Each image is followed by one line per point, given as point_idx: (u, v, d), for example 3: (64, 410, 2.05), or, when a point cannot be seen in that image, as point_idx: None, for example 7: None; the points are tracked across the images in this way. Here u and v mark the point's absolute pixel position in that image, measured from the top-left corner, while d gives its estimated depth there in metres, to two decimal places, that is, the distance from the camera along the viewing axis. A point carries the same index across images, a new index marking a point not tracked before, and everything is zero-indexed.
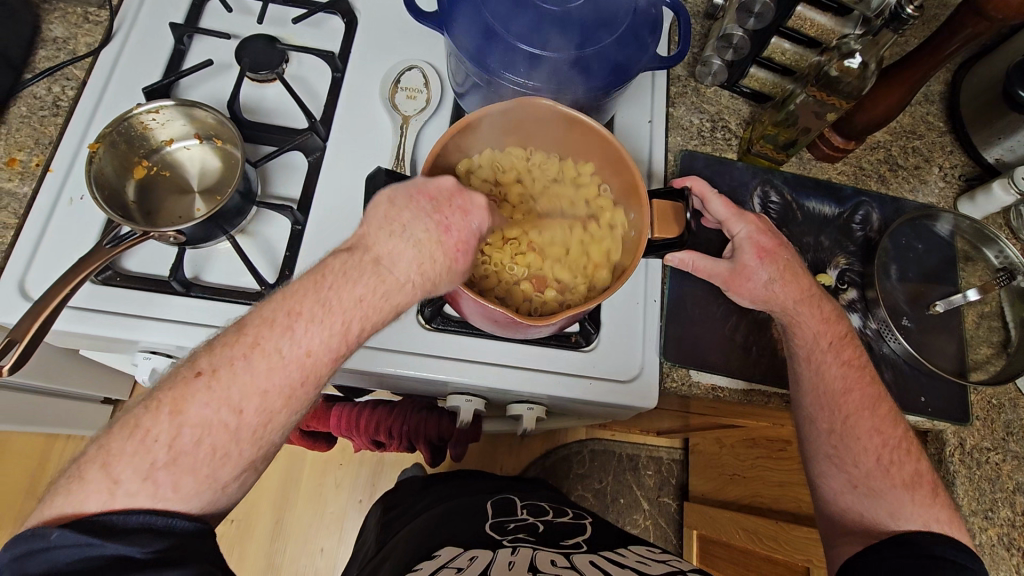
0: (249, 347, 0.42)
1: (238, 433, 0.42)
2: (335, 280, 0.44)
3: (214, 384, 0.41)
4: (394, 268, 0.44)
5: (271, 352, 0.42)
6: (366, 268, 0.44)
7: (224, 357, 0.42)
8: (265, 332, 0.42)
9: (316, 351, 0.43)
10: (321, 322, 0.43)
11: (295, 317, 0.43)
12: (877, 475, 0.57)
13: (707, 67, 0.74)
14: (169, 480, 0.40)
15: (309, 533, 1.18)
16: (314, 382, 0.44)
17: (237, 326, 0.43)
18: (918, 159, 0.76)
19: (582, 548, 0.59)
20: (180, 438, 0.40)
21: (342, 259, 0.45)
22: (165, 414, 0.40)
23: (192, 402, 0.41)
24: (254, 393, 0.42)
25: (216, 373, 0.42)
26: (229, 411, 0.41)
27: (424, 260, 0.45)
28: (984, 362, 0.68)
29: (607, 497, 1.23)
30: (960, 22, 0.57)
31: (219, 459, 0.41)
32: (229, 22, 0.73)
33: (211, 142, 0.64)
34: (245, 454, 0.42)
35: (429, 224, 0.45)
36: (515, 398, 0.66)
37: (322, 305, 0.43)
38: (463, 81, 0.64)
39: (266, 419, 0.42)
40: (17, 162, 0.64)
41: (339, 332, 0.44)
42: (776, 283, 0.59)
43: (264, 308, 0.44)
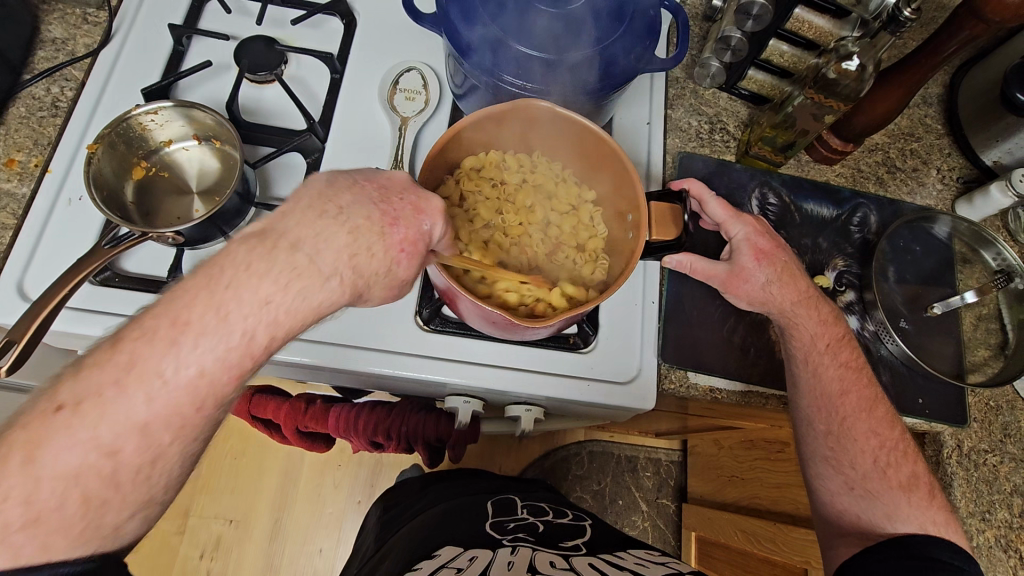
0: (123, 371, 0.36)
1: (117, 475, 0.36)
2: (235, 277, 0.37)
3: (78, 419, 0.35)
4: (318, 257, 0.39)
5: (151, 377, 0.36)
6: (281, 256, 0.38)
7: (91, 385, 0.35)
8: (141, 351, 0.36)
9: (210, 371, 0.37)
10: (214, 335, 0.37)
11: (182, 330, 0.36)
12: (873, 478, 0.58)
13: (705, 69, 0.75)
14: (29, 542, 0.34)
15: (308, 533, 1.18)
16: (212, 403, 0.38)
17: (113, 342, 0.37)
18: (916, 161, 0.77)
19: (581, 549, 0.58)
20: (39, 492, 0.34)
21: (249, 247, 0.38)
22: (19, 463, 0.34)
23: (53, 443, 0.34)
24: (131, 427, 0.36)
25: (79, 406, 0.35)
26: (101, 452, 0.35)
27: (358, 251, 0.40)
28: (981, 363, 0.68)
29: (605, 499, 1.23)
30: (957, 25, 0.57)
31: (96, 506, 0.36)
32: (227, 23, 0.73)
33: (210, 143, 0.64)
34: (132, 496, 0.37)
35: (373, 211, 0.42)
36: (513, 400, 0.66)
37: (216, 310, 0.37)
38: (462, 82, 0.64)
39: (152, 454, 0.37)
40: (15, 162, 0.64)
41: (241, 345, 0.38)
42: (774, 285, 0.59)
43: (143, 320, 0.37)
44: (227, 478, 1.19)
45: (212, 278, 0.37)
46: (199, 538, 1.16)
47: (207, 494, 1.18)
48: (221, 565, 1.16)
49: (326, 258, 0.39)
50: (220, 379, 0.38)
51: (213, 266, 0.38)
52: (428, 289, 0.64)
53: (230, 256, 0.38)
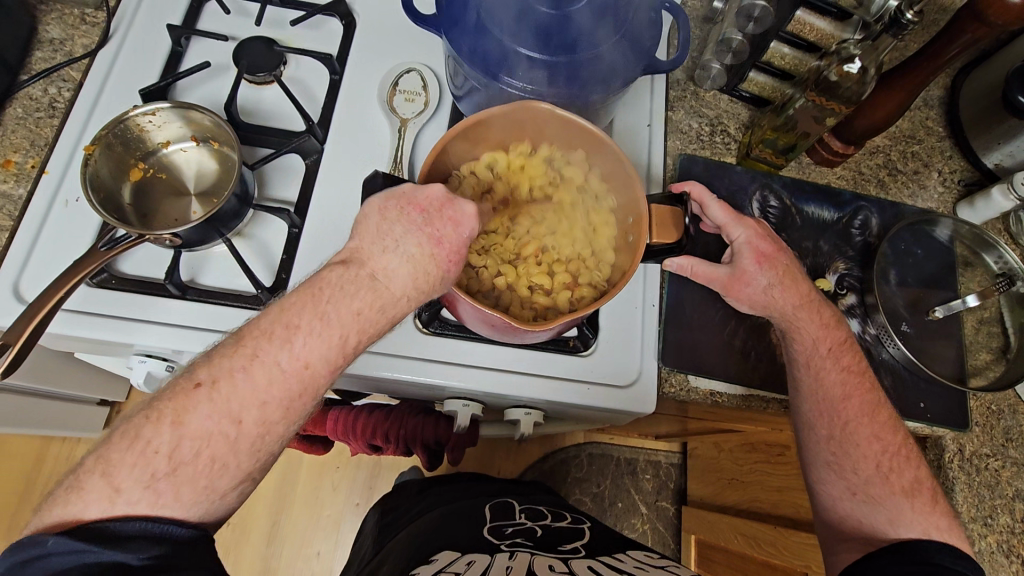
0: (248, 359, 0.42)
1: (237, 443, 0.41)
2: (333, 293, 0.44)
3: (216, 395, 0.41)
4: (389, 284, 0.45)
5: (269, 364, 0.42)
6: (362, 283, 0.45)
7: (224, 368, 0.41)
8: (263, 345, 0.42)
9: (314, 363, 0.43)
10: (320, 334, 0.43)
11: (294, 331, 0.42)
12: (876, 483, 0.57)
13: (706, 71, 0.75)
14: (169, 489, 0.39)
15: (306, 536, 1.18)
16: (311, 393, 0.43)
17: (237, 336, 0.43)
18: (918, 164, 0.76)
19: (580, 553, 0.58)
20: (180, 450, 0.39)
21: (339, 272, 0.45)
22: (166, 424, 0.40)
23: (195, 412, 0.40)
24: (253, 403, 0.41)
25: (215, 385, 0.41)
26: (230, 422, 0.40)
27: (418, 275, 0.45)
28: (983, 367, 0.67)
29: (604, 501, 1.23)
30: (960, 27, 0.57)
31: (218, 468, 0.40)
32: (227, 24, 0.72)
33: (208, 144, 0.64)
34: (244, 465, 0.41)
35: (422, 239, 0.45)
36: (512, 403, 0.66)
37: (320, 318, 0.43)
38: (462, 84, 0.64)
39: (263, 430, 0.42)
40: (12, 163, 0.64)
41: (337, 345, 0.43)
42: (776, 288, 0.58)
43: (262, 320, 0.43)
44: None
45: (317, 292, 0.44)
46: None
47: None
48: None
49: (396, 283, 0.45)
50: (320, 361, 0.43)
51: (313, 284, 0.44)
52: None
53: (327, 278, 0.45)
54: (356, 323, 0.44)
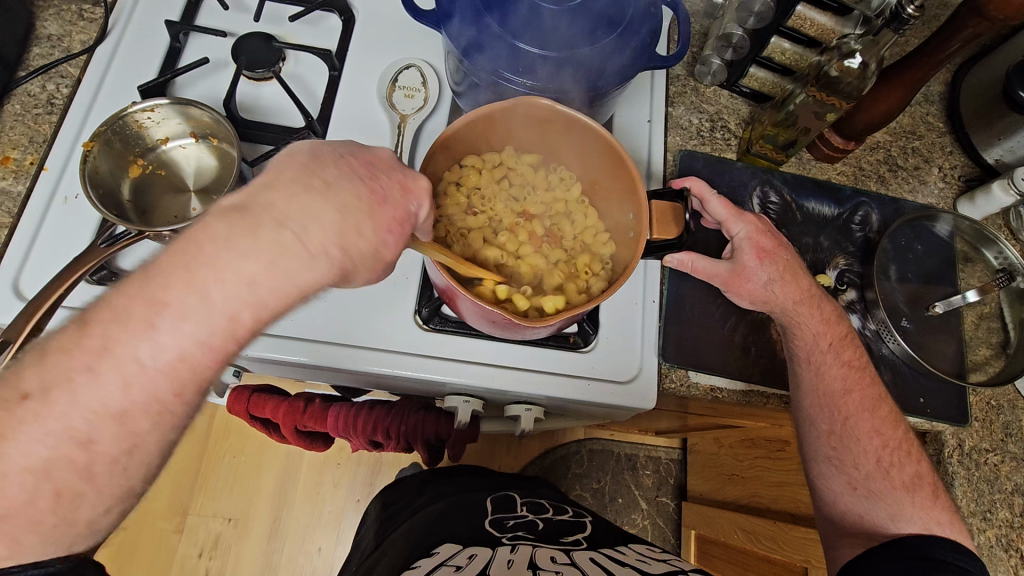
0: (96, 356, 0.34)
1: (92, 467, 0.35)
2: (215, 254, 0.35)
3: (48, 410, 0.33)
4: (304, 239, 0.36)
5: (125, 363, 0.34)
6: (267, 238, 0.36)
7: (59, 373, 0.34)
8: (115, 334, 0.34)
9: (191, 356, 0.35)
10: (197, 318, 0.35)
11: (161, 311, 0.34)
12: (876, 478, 0.57)
13: (707, 66, 0.75)
14: (8, 533, 0.34)
15: (306, 532, 1.18)
16: (193, 389, 0.37)
17: (81, 323, 0.35)
18: (918, 160, 0.76)
19: (582, 544, 0.58)
20: (10, 486, 0.33)
21: (228, 223, 0.35)
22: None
23: (18, 435, 0.33)
24: (108, 417, 0.34)
25: (48, 396, 0.33)
26: (75, 444, 0.34)
27: (346, 230, 0.38)
28: (983, 363, 0.67)
29: (604, 497, 1.23)
30: (961, 23, 0.56)
31: (70, 499, 0.35)
32: (224, 19, 0.72)
33: (207, 141, 0.63)
34: (107, 488, 0.36)
35: (359, 192, 0.39)
36: (513, 399, 0.66)
37: (203, 293, 0.35)
38: (462, 80, 0.64)
39: (128, 444, 0.35)
40: (10, 160, 0.64)
41: (222, 327, 0.36)
42: (776, 284, 0.59)
43: (111, 299, 0.35)
44: (225, 477, 1.19)
45: (194, 252, 0.35)
46: (198, 537, 1.16)
47: (205, 493, 1.18)
48: (219, 564, 1.16)
49: (313, 239, 0.37)
50: (203, 353, 0.36)
51: (190, 240, 0.35)
52: (427, 289, 0.63)
53: (208, 231, 0.35)
54: (249, 293, 0.35)
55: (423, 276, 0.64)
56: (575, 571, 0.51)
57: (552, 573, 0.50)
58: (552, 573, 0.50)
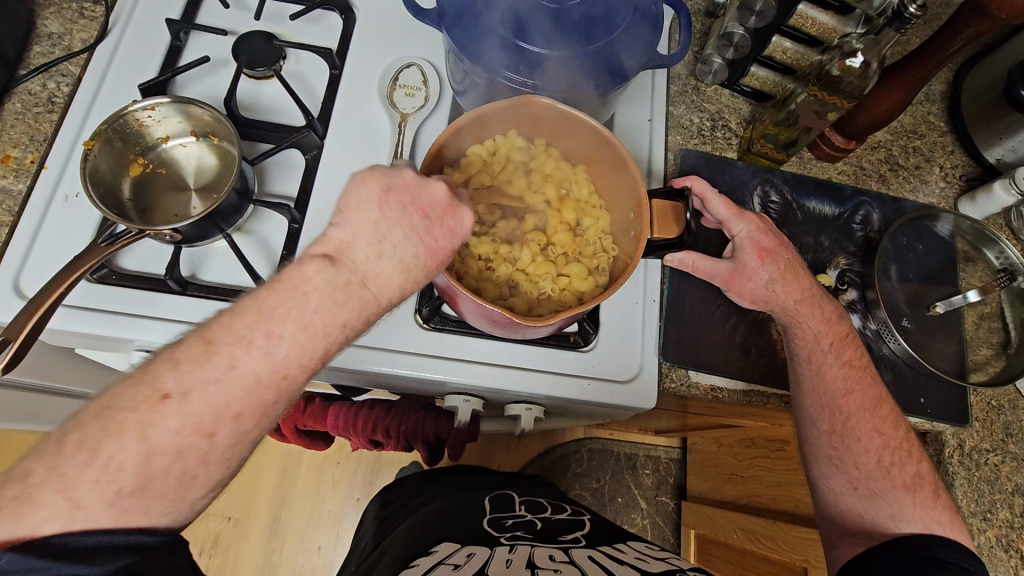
0: (224, 369, 0.39)
1: (209, 456, 0.39)
2: (320, 303, 0.42)
3: (187, 406, 0.38)
4: (379, 292, 0.45)
5: (246, 376, 0.40)
6: (352, 291, 0.44)
7: (195, 379, 0.39)
8: (239, 355, 0.40)
9: (293, 373, 0.42)
10: (304, 344, 0.42)
11: (275, 339, 0.41)
12: (877, 478, 0.57)
13: (708, 65, 0.74)
14: (137, 506, 0.37)
15: (306, 531, 1.18)
16: (285, 399, 0.42)
17: (205, 339, 0.40)
18: (919, 159, 0.76)
19: (580, 542, 0.59)
20: (150, 465, 0.37)
21: (326, 276, 0.43)
22: (130, 438, 0.37)
23: (162, 425, 0.37)
24: (228, 416, 0.39)
25: (187, 396, 0.38)
26: (201, 435, 0.39)
27: (409, 283, 0.46)
28: (983, 363, 0.67)
29: (604, 496, 1.23)
30: (963, 22, 0.56)
31: (187, 482, 0.38)
32: (225, 18, 0.72)
33: (208, 139, 0.63)
34: (213, 476, 0.40)
35: (418, 250, 0.46)
36: (513, 398, 0.66)
37: (304, 327, 0.42)
38: (462, 79, 0.64)
39: (238, 440, 0.40)
40: (11, 158, 0.63)
41: (319, 355, 0.43)
42: (777, 283, 0.59)
43: (232, 323, 0.41)
44: None
45: (302, 299, 0.42)
46: (198, 535, 1.16)
47: None
48: (219, 563, 1.16)
49: (386, 291, 0.45)
50: (300, 369, 0.42)
51: (297, 285, 0.42)
52: (428, 288, 0.63)
53: (312, 282, 0.43)
54: (341, 332, 0.44)
55: None
56: (573, 570, 0.51)
57: (550, 571, 0.50)
58: (551, 572, 0.50)
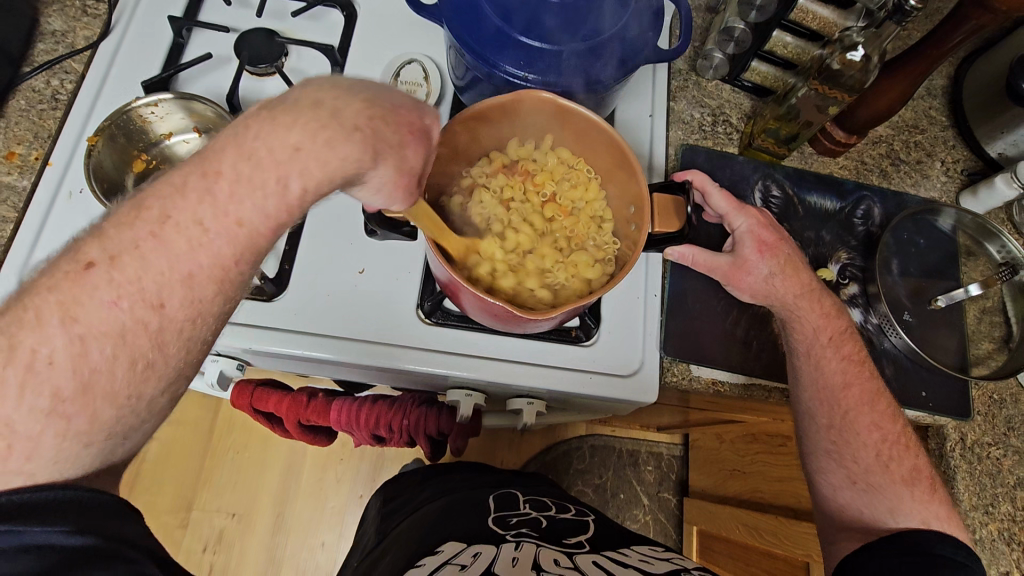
0: (157, 224, 0.37)
1: (161, 333, 0.37)
2: (264, 131, 0.38)
3: (116, 273, 0.36)
4: (337, 113, 0.38)
5: (187, 227, 0.37)
6: (301, 114, 0.38)
7: (125, 243, 0.37)
8: (175, 204, 0.37)
9: (248, 221, 0.39)
10: (250, 187, 0.38)
11: (214, 180, 0.38)
12: (876, 472, 0.57)
13: (709, 60, 0.75)
14: (82, 403, 0.35)
15: (308, 528, 1.18)
16: (249, 261, 0.40)
17: (137, 205, 0.38)
18: (921, 154, 0.76)
19: (585, 547, 0.58)
20: (87, 347, 0.35)
21: (269, 115, 0.39)
22: (54, 323, 0.35)
23: (89, 302, 0.35)
24: (175, 278, 0.37)
25: (116, 261, 0.36)
26: (147, 306, 0.36)
27: (372, 114, 0.40)
28: (984, 357, 0.67)
29: (606, 493, 1.23)
30: (964, 14, 0.56)
31: (141, 367, 0.37)
32: (227, 15, 0.72)
33: (209, 135, 0.63)
34: (173, 359, 0.38)
35: (377, 87, 0.42)
36: (515, 393, 0.66)
37: (251, 162, 0.38)
38: (463, 75, 0.64)
39: (193, 313, 0.38)
40: (15, 155, 0.64)
41: (278, 202, 0.39)
42: (776, 277, 0.59)
43: (164, 186, 0.38)
44: (228, 474, 1.19)
45: (246, 133, 0.38)
46: (201, 532, 1.16)
47: (208, 489, 1.18)
48: (222, 560, 1.16)
49: (345, 112, 0.39)
50: (259, 218, 0.39)
51: (240, 129, 0.39)
52: (430, 282, 0.64)
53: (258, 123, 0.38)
54: (295, 157, 0.38)
55: (426, 269, 0.64)
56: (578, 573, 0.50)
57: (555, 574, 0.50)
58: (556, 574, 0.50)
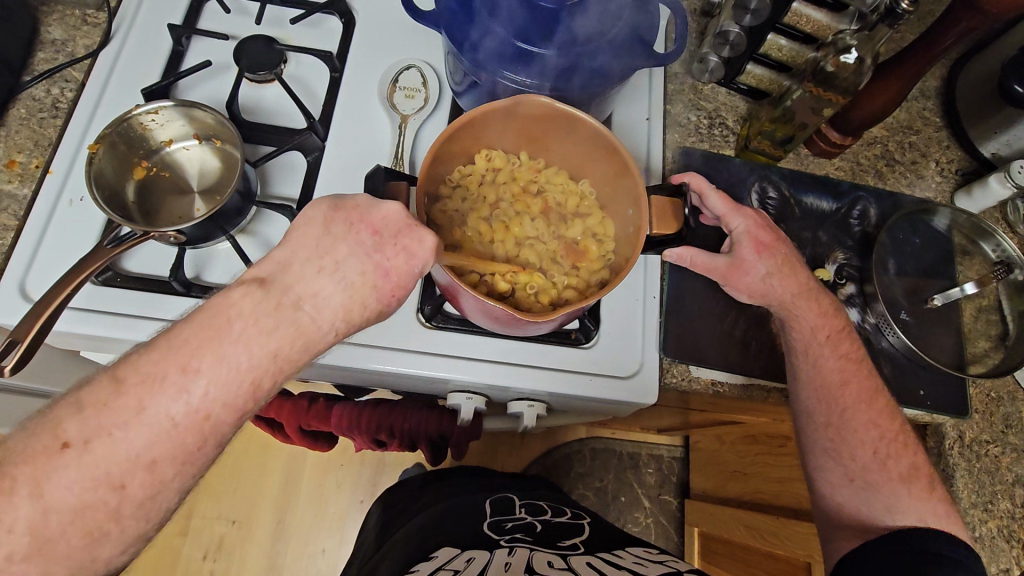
0: (133, 413, 0.38)
1: (120, 509, 0.38)
2: (245, 329, 0.40)
3: (88, 457, 0.37)
4: (318, 315, 0.43)
5: (158, 419, 0.38)
6: (284, 314, 0.42)
7: (97, 426, 0.37)
8: (148, 397, 0.38)
9: (216, 414, 0.40)
10: (224, 382, 0.40)
11: (192, 377, 0.39)
12: (873, 469, 0.58)
13: (704, 64, 0.75)
14: None
15: (308, 534, 1.18)
16: (213, 443, 0.40)
17: (114, 380, 0.38)
18: (915, 155, 0.77)
19: (579, 548, 0.59)
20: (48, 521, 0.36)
21: (253, 300, 0.41)
22: (23, 496, 0.36)
23: (58, 478, 0.36)
24: (139, 465, 0.38)
25: (88, 445, 0.37)
26: (109, 487, 0.37)
27: (351, 305, 0.44)
28: (982, 355, 0.68)
29: (607, 496, 1.24)
30: (955, 16, 0.57)
31: (98, 537, 0.37)
32: (226, 23, 0.73)
33: (211, 142, 0.64)
34: (131, 529, 0.39)
35: (367, 268, 0.44)
36: (516, 396, 0.67)
37: (221, 360, 0.40)
38: (461, 80, 0.65)
39: (155, 490, 0.39)
40: (16, 163, 0.64)
41: (247, 390, 0.41)
42: (774, 278, 0.59)
43: (142, 363, 0.39)
44: (228, 479, 1.19)
45: (224, 326, 0.40)
46: (201, 539, 1.16)
47: (209, 496, 1.18)
48: (224, 566, 1.16)
49: (325, 309, 0.43)
50: (225, 409, 0.40)
51: (220, 315, 0.40)
52: (430, 286, 0.64)
53: (236, 307, 0.41)
54: (273, 362, 0.41)
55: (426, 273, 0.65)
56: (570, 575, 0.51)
57: None
58: None
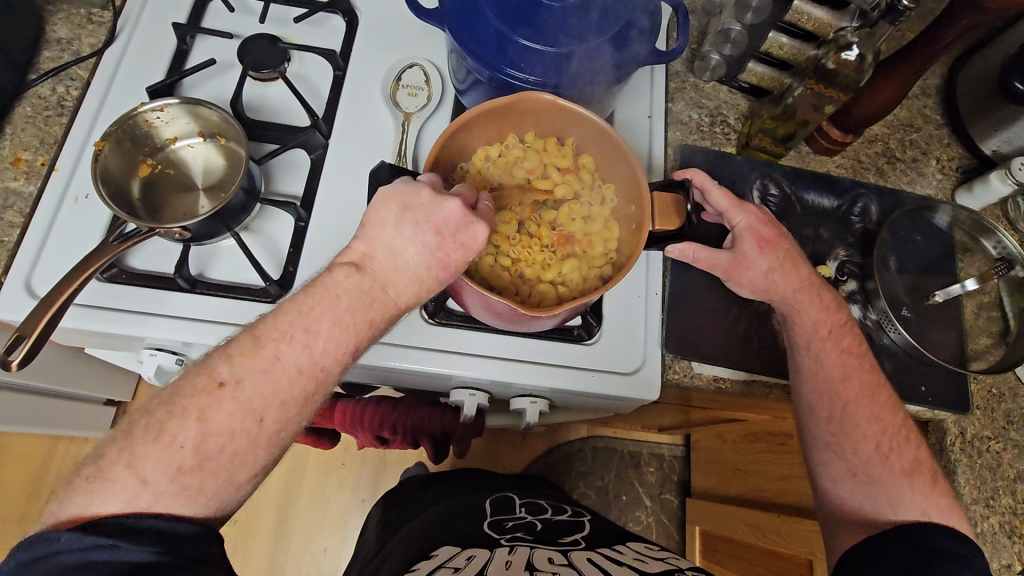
0: (271, 361, 0.44)
1: (254, 440, 0.44)
2: (351, 304, 0.47)
3: (239, 394, 0.43)
4: (398, 298, 0.49)
5: (289, 367, 0.45)
6: (375, 294, 0.48)
7: (246, 369, 0.44)
8: (283, 349, 0.45)
9: (329, 366, 0.46)
10: (338, 342, 0.46)
11: (314, 335, 0.46)
12: (875, 464, 0.58)
13: (706, 61, 0.76)
14: None
15: (310, 534, 1.18)
16: (324, 391, 0.47)
17: (253, 337, 0.45)
18: (916, 152, 0.77)
19: (580, 544, 0.59)
20: (205, 445, 0.42)
21: (353, 281, 0.48)
22: (191, 420, 0.42)
23: (216, 411, 0.43)
24: (275, 402, 0.44)
25: (240, 383, 0.44)
26: (251, 419, 0.44)
27: (422, 290, 0.49)
28: (983, 351, 0.68)
29: (609, 495, 1.24)
30: (956, 14, 0.57)
31: (239, 461, 0.44)
32: (230, 22, 0.73)
33: (215, 140, 0.65)
34: (260, 460, 0.45)
35: (433, 264, 0.49)
36: (518, 392, 0.67)
37: (338, 324, 0.46)
38: (464, 78, 0.65)
39: (282, 425, 0.45)
40: (22, 161, 0.65)
41: (351, 348, 0.47)
42: (775, 273, 0.59)
43: (275, 321, 0.46)
44: None
45: (335, 299, 0.47)
46: None
47: None
48: None
49: (402, 293, 0.49)
50: (335, 363, 0.47)
51: (329, 289, 0.47)
52: None
53: (341, 285, 0.47)
54: (369, 329, 0.48)
55: None
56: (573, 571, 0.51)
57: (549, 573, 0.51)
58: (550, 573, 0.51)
